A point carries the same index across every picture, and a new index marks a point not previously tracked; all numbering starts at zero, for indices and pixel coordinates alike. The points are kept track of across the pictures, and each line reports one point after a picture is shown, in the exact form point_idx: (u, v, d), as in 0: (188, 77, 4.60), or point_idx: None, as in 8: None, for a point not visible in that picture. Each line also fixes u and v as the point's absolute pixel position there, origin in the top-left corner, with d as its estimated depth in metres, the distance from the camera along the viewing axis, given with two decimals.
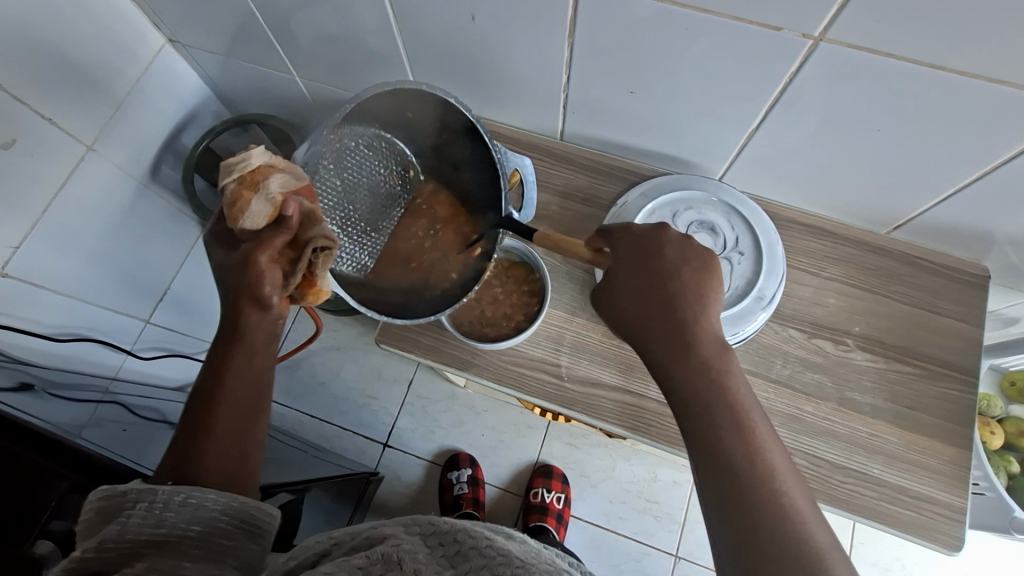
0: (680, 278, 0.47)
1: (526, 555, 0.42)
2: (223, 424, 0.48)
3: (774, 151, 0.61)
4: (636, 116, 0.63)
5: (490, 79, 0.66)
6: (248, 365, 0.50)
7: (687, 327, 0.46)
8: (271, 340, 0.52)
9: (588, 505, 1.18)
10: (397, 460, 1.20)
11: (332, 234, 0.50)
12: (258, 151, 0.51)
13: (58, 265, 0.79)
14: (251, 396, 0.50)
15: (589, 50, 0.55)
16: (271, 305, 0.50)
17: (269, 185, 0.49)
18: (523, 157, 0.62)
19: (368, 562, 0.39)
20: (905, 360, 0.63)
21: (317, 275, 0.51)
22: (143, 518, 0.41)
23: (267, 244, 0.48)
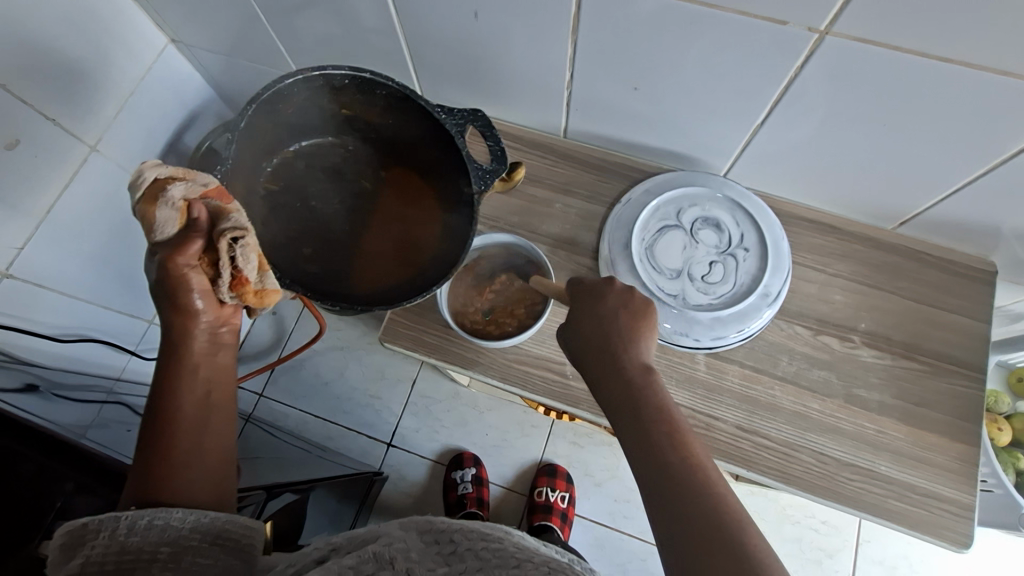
0: (618, 320, 0.49)
1: (524, 553, 0.41)
2: (181, 444, 0.49)
3: (779, 147, 0.61)
4: (640, 113, 0.63)
5: (491, 76, 0.66)
6: (195, 385, 0.52)
7: (625, 362, 0.47)
8: (215, 356, 0.54)
9: (592, 504, 1.18)
10: (400, 460, 1.20)
11: (243, 223, 0.50)
12: (152, 166, 0.51)
13: (60, 265, 0.79)
14: (204, 414, 0.52)
15: (592, 47, 0.55)
16: (198, 310, 0.52)
17: (168, 192, 0.48)
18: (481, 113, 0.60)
19: (359, 561, 0.39)
20: (911, 357, 0.62)
21: (241, 270, 0.52)
22: (107, 548, 0.40)
23: (179, 249, 0.49)
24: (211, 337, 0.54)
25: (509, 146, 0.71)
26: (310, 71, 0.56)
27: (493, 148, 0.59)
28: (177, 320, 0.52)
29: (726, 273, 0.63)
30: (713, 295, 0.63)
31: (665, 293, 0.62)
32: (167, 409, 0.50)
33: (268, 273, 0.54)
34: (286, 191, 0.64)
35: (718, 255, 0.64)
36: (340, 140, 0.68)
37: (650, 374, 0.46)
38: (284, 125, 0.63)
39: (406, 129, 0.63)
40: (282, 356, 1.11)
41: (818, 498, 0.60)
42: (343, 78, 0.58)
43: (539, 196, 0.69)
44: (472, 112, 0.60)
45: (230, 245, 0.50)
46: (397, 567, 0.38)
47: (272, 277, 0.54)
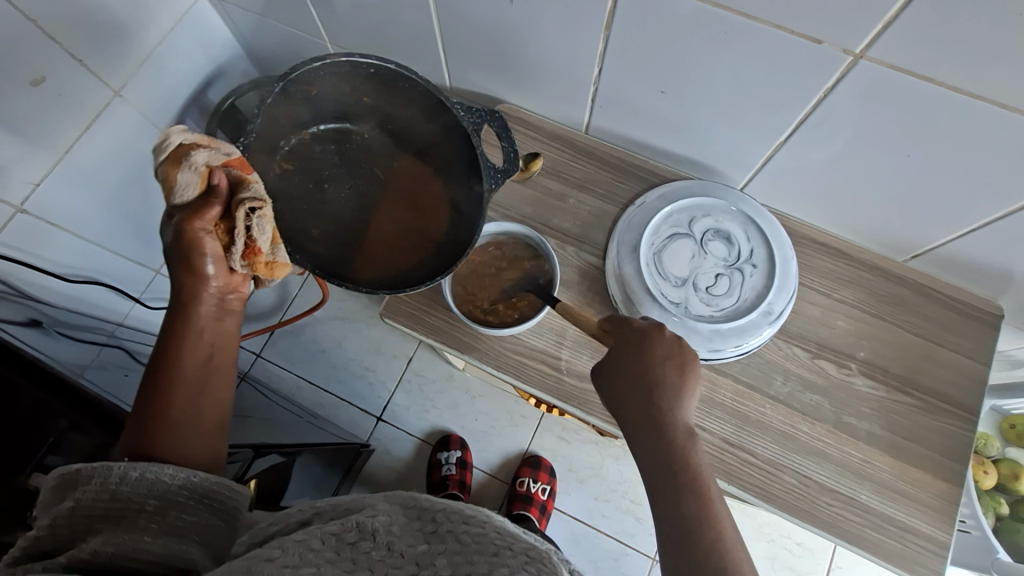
0: (658, 369, 0.49)
1: (506, 539, 0.41)
2: (178, 406, 0.50)
3: (800, 166, 0.60)
4: (665, 117, 0.63)
5: (519, 64, 0.66)
6: (198, 347, 0.53)
7: (663, 413, 0.48)
8: (222, 321, 0.55)
9: (572, 499, 1.19)
10: (388, 434, 1.22)
11: (261, 195, 0.53)
12: (178, 131, 0.54)
13: (74, 206, 0.80)
14: (204, 377, 0.52)
15: (623, 45, 0.55)
16: (209, 274, 0.53)
17: (191, 156, 0.51)
18: (496, 113, 0.58)
19: (341, 529, 0.41)
20: (906, 391, 0.62)
21: (255, 240, 0.54)
22: (97, 495, 0.41)
23: (199, 213, 0.51)
24: (218, 303, 0.55)
25: (529, 136, 0.70)
26: (334, 58, 0.56)
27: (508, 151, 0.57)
28: (189, 282, 0.53)
29: (731, 287, 0.63)
30: (715, 307, 0.62)
31: (668, 300, 0.62)
32: (169, 369, 0.51)
33: (280, 246, 0.58)
34: (303, 174, 0.67)
35: (725, 268, 0.63)
36: (359, 127, 0.68)
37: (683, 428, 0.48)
38: (307, 106, 0.64)
39: (426, 120, 0.63)
40: (283, 320, 1.12)
41: (795, 519, 0.60)
42: (368, 67, 0.59)
43: (554, 188, 0.69)
44: (490, 112, 0.58)
45: (247, 215, 0.53)
46: (376, 542, 0.40)
47: (282, 251, 0.58)
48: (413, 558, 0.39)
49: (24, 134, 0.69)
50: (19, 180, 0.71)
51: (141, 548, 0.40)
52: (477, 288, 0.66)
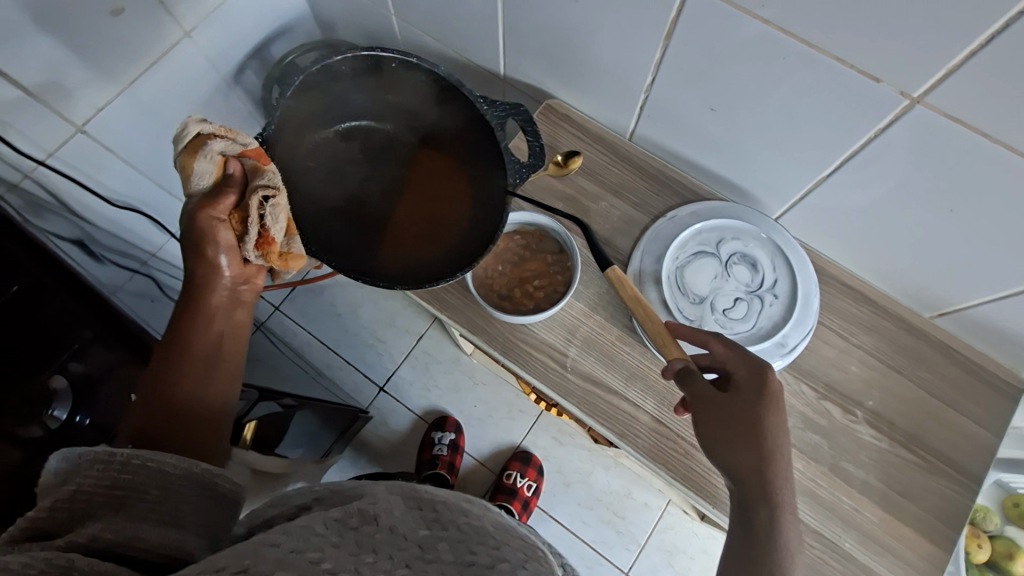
0: (772, 427, 0.49)
1: (500, 530, 0.43)
2: (189, 379, 0.58)
3: (838, 205, 0.60)
4: (711, 136, 0.63)
5: (575, 63, 0.66)
6: (211, 329, 0.61)
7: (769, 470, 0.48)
8: (234, 309, 0.64)
9: (556, 501, 1.19)
10: (387, 406, 1.24)
11: (273, 182, 0.58)
12: (196, 121, 0.58)
13: (130, 135, 0.83)
14: (214, 354, 0.60)
15: (680, 58, 0.55)
16: (224, 266, 0.61)
17: (209, 147, 0.57)
18: (523, 108, 0.61)
19: (344, 515, 0.40)
20: (909, 447, 0.61)
21: (268, 229, 0.60)
22: (99, 479, 0.40)
23: (214, 205, 0.59)
24: (231, 287, 0.63)
25: (572, 134, 0.71)
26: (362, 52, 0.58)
27: (534, 145, 0.61)
28: (206, 273, 0.61)
29: (748, 314, 0.62)
30: (729, 331, 0.62)
31: (683, 316, 0.62)
32: (183, 346, 0.59)
33: (292, 238, 0.63)
34: (315, 167, 0.64)
35: (746, 293, 0.63)
36: (376, 127, 0.67)
37: (776, 461, 0.48)
38: (328, 100, 0.63)
39: (451, 117, 0.64)
40: (305, 278, 1.15)
41: None
42: (392, 62, 0.60)
43: (587, 189, 0.69)
44: (515, 106, 0.61)
45: (261, 203, 0.58)
46: (380, 525, 0.39)
47: (296, 242, 0.64)
48: (416, 541, 0.38)
49: (96, 60, 0.72)
50: (85, 102, 0.74)
51: (139, 536, 0.38)
52: (495, 271, 0.68)
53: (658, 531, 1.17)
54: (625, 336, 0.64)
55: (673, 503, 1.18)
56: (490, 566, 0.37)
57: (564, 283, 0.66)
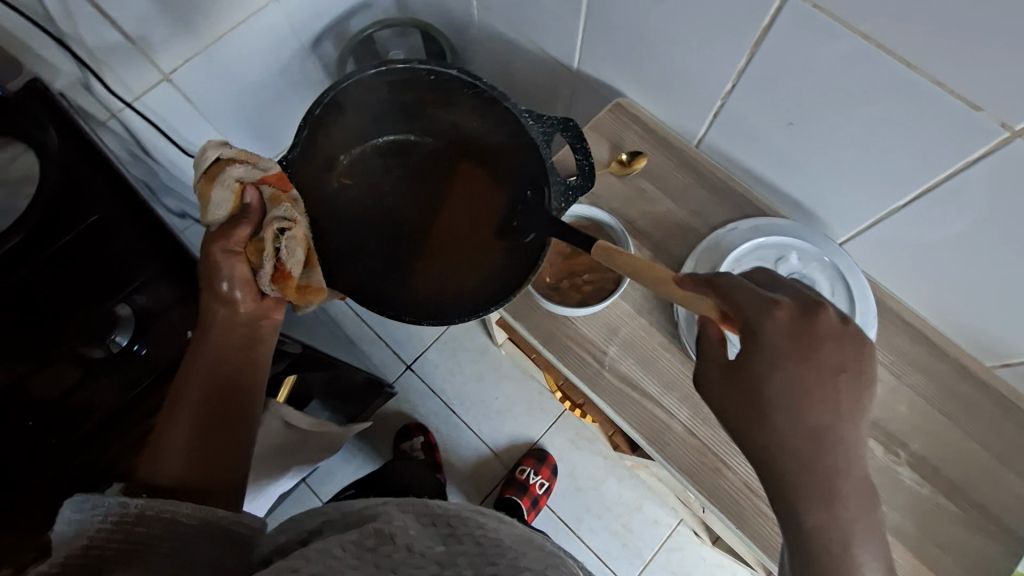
0: (816, 365, 0.42)
1: (515, 543, 0.42)
2: (192, 431, 0.49)
3: (909, 240, 0.57)
4: (784, 152, 0.61)
5: (652, 63, 0.65)
6: (223, 371, 0.53)
7: (817, 407, 0.42)
8: (252, 347, 0.55)
9: (565, 503, 1.19)
10: (411, 384, 1.25)
11: (290, 213, 0.51)
12: (215, 144, 0.53)
13: (209, 90, 0.86)
14: (226, 402, 0.52)
15: (765, 67, 0.54)
16: (239, 299, 0.54)
17: (226, 174, 0.51)
18: (570, 120, 0.57)
19: (361, 537, 0.39)
20: (951, 498, 0.59)
21: (284, 263, 0.52)
22: (112, 533, 0.37)
23: (227, 236, 0.51)
24: (244, 322, 0.55)
25: (639, 134, 0.70)
26: (392, 66, 0.58)
27: (583, 164, 0.58)
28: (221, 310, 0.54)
29: None
30: None
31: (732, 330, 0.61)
32: (187, 394, 0.51)
33: (314, 269, 0.55)
34: (362, 182, 0.70)
35: None
36: (421, 140, 0.71)
37: (821, 393, 0.42)
38: (368, 118, 0.67)
39: (499, 133, 0.63)
40: None
41: None
42: (432, 74, 0.60)
43: (646, 192, 0.69)
44: (564, 121, 0.58)
45: (277, 235, 0.51)
46: (398, 545, 0.38)
47: (318, 273, 0.55)
48: (435, 557, 0.38)
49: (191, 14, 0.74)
50: (174, 52, 0.77)
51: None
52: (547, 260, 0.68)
53: (664, 550, 1.15)
54: (667, 343, 0.64)
55: (683, 523, 1.17)
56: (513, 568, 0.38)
57: (613, 281, 0.66)
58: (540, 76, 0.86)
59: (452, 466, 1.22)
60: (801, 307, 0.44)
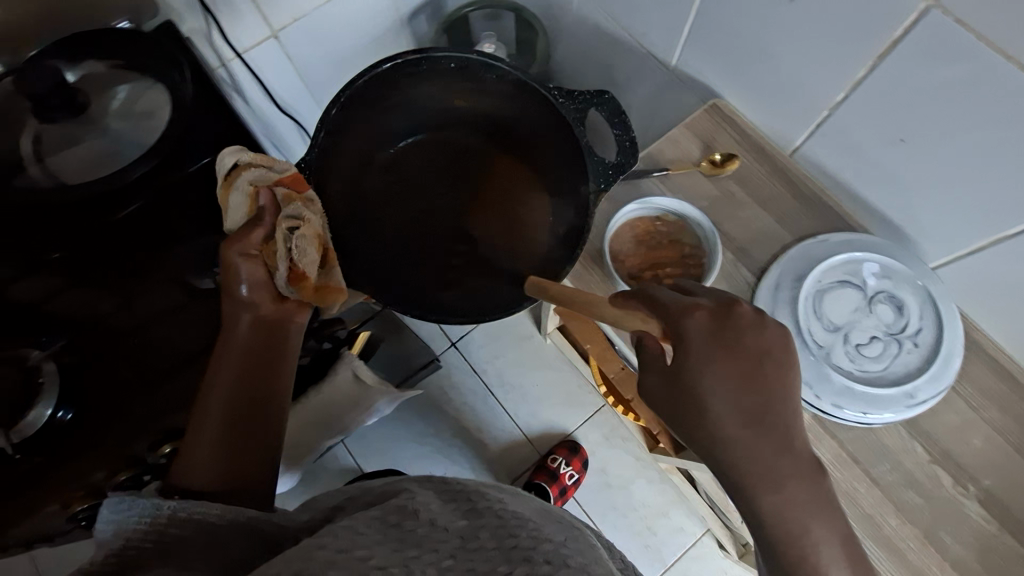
0: (754, 362, 0.43)
1: (539, 523, 0.39)
2: (223, 433, 0.46)
3: (1009, 271, 0.56)
4: (886, 168, 0.60)
5: (758, 67, 0.65)
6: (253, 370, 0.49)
7: (767, 405, 0.42)
8: (281, 348, 0.51)
9: (591, 498, 1.19)
10: (453, 361, 1.27)
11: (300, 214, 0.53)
12: (232, 152, 0.58)
13: (309, 50, 0.89)
14: (260, 402, 0.48)
15: (885, 78, 0.54)
16: (256, 301, 0.51)
17: (242, 178, 0.54)
18: (603, 95, 0.61)
19: (384, 513, 0.36)
20: (1019, 538, 0.57)
21: (296, 261, 0.52)
22: (146, 531, 0.34)
23: (240, 237, 0.50)
24: (265, 323, 0.51)
25: (733, 136, 0.70)
26: (410, 57, 0.60)
27: (621, 139, 0.60)
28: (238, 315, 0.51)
29: (882, 355, 0.60)
30: (858, 366, 0.60)
31: (812, 339, 0.61)
32: (215, 396, 0.47)
33: (332, 267, 0.57)
34: (395, 182, 0.71)
35: (884, 335, 0.61)
36: (452, 135, 0.72)
37: (770, 393, 0.43)
38: (396, 116, 0.68)
39: (534, 123, 0.65)
40: None
41: None
42: (452, 62, 0.62)
43: (734, 194, 0.69)
44: (597, 94, 0.61)
45: (287, 235, 0.52)
46: (421, 520, 0.36)
47: (336, 272, 0.57)
48: (458, 533, 0.35)
49: None
50: (287, 9, 0.81)
51: None
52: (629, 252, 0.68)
53: (687, 557, 1.15)
54: None
55: (708, 533, 1.16)
56: (534, 548, 0.34)
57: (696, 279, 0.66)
58: (632, 70, 0.86)
59: (485, 446, 1.23)
60: (720, 300, 0.46)
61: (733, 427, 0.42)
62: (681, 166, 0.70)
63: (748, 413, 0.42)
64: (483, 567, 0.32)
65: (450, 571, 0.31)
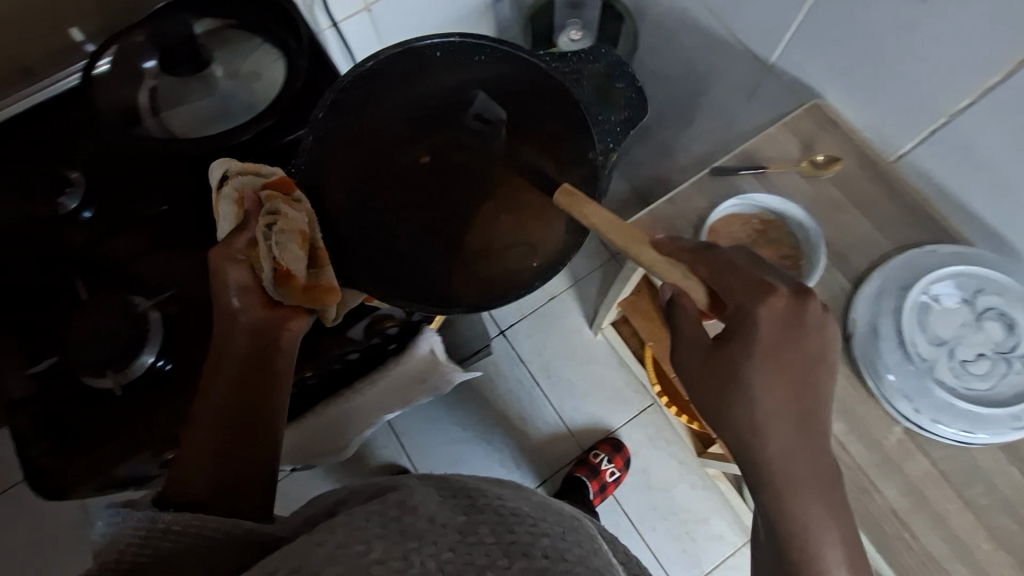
0: (805, 339, 0.44)
1: (539, 513, 0.37)
2: (216, 441, 0.43)
3: None
4: (1006, 181, 0.58)
5: (872, 69, 0.63)
6: (249, 372, 0.46)
7: (809, 378, 0.44)
8: (279, 350, 0.47)
9: (631, 497, 1.18)
10: (503, 349, 1.27)
11: (285, 207, 0.47)
12: (221, 162, 0.52)
13: (397, 23, 0.88)
14: (256, 403, 0.45)
15: (1020, 87, 0.52)
16: (240, 309, 0.46)
17: (226, 184, 0.49)
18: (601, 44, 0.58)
19: (383, 508, 0.33)
20: None
21: (283, 262, 0.46)
22: (139, 547, 0.33)
23: (223, 244, 0.46)
24: (259, 331, 0.47)
25: (836, 139, 0.68)
26: (389, 47, 0.53)
27: (628, 89, 0.58)
28: (225, 321, 0.46)
29: (988, 373, 0.58)
30: (963, 384, 0.58)
31: (916, 352, 0.60)
32: (207, 401, 0.44)
33: (324, 267, 0.49)
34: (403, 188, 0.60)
35: (992, 353, 0.59)
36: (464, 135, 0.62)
37: (815, 372, 0.44)
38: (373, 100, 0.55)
39: (531, 105, 0.55)
40: None
41: None
42: (435, 48, 0.55)
43: (834, 198, 0.67)
44: (591, 48, 0.58)
45: (269, 234, 0.46)
46: (419, 515, 0.33)
47: (327, 270, 0.49)
48: (456, 528, 0.32)
49: None
50: None
51: None
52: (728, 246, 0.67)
53: (725, 566, 1.14)
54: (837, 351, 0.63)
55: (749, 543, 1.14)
56: (533, 543, 0.32)
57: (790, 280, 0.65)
58: (727, 62, 0.85)
59: (530, 436, 1.22)
60: (797, 293, 0.45)
61: (768, 418, 0.44)
62: (780, 165, 0.69)
63: (785, 406, 0.43)
64: (482, 562, 0.30)
65: (450, 564, 0.29)
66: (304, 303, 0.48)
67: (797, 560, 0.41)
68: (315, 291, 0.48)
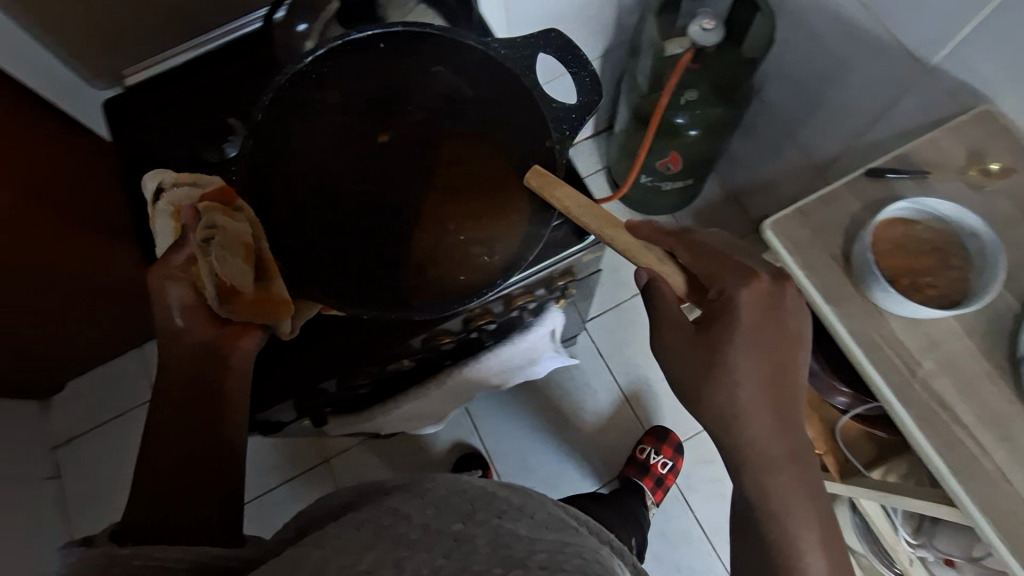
0: (784, 321, 0.48)
1: (541, 532, 0.33)
2: (175, 460, 0.44)
3: None
4: None
5: None
6: (199, 387, 0.46)
7: (788, 361, 0.49)
8: (227, 364, 0.46)
9: (700, 504, 1.10)
10: (585, 344, 1.18)
11: (217, 217, 0.44)
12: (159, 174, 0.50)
13: None
14: (210, 419, 0.46)
15: None
16: (184, 327, 0.46)
17: (162, 200, 0.47)
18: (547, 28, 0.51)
19: (375, 516, 0.33)
20: None
21: (223, 276, 0.44)
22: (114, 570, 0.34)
23: (160, 263, 0.44)
24: (203, 346, 0.46)
25: (1008, 148, 0.60)
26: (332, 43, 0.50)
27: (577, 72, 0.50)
28: (169, 341, 0.46)
29: None
30: None
31: None
32: (164, 421, 0.46)
33: (274, 277, 0.45)
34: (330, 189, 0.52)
35: None
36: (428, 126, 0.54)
37: (790, 357, 0.49)
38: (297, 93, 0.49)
39: (477, 95, 0.50)
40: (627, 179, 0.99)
41: None
42: (377, 40, 0.51)
43: (1004, 213, 0.59)
44: (541, 33, 0.50)
45: (206, 248, 0.44)
46: (411, 524, 0.32)
47: (277, 282, 0.45)
48: (451, 535, 0.31)
49: None
50: None
51: None
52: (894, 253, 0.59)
53: None
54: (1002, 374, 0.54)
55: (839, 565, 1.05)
56: (529, 556, 0.29)
57: (961, 293, 0.58)
58: (874, 63, 0.75)
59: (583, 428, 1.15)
60: (774, 276, 0.49)
61: (750, 408, 0.47)
62: (945, 170, 0.61)
63: (762, 394, 0.47)
64: (477, 569, 0.28)
65: (441, 572, 0.28)
66: (249, 316, 0.46)
67: (779, 549, 0.47)
68: (261, 305, 0.46)
